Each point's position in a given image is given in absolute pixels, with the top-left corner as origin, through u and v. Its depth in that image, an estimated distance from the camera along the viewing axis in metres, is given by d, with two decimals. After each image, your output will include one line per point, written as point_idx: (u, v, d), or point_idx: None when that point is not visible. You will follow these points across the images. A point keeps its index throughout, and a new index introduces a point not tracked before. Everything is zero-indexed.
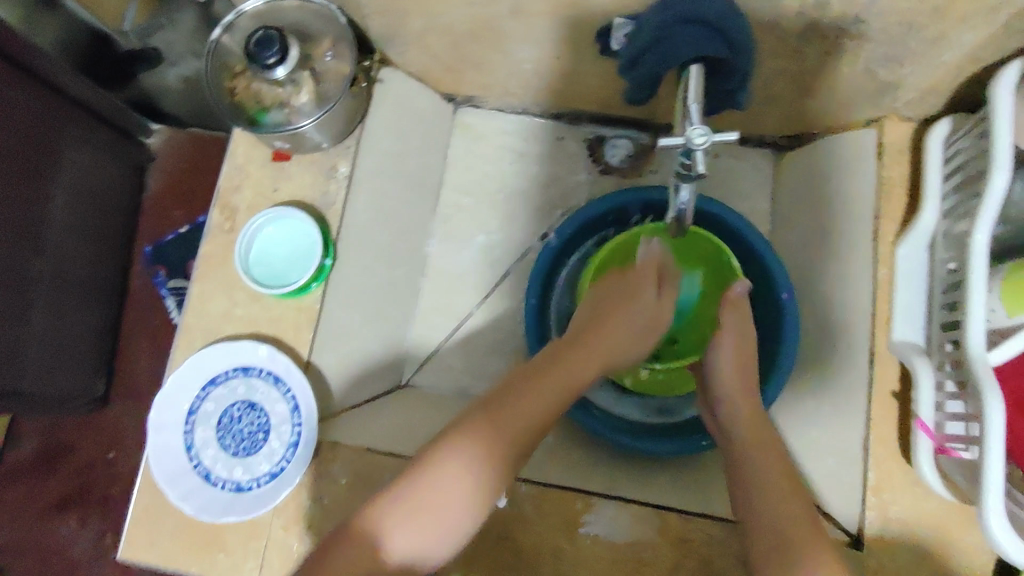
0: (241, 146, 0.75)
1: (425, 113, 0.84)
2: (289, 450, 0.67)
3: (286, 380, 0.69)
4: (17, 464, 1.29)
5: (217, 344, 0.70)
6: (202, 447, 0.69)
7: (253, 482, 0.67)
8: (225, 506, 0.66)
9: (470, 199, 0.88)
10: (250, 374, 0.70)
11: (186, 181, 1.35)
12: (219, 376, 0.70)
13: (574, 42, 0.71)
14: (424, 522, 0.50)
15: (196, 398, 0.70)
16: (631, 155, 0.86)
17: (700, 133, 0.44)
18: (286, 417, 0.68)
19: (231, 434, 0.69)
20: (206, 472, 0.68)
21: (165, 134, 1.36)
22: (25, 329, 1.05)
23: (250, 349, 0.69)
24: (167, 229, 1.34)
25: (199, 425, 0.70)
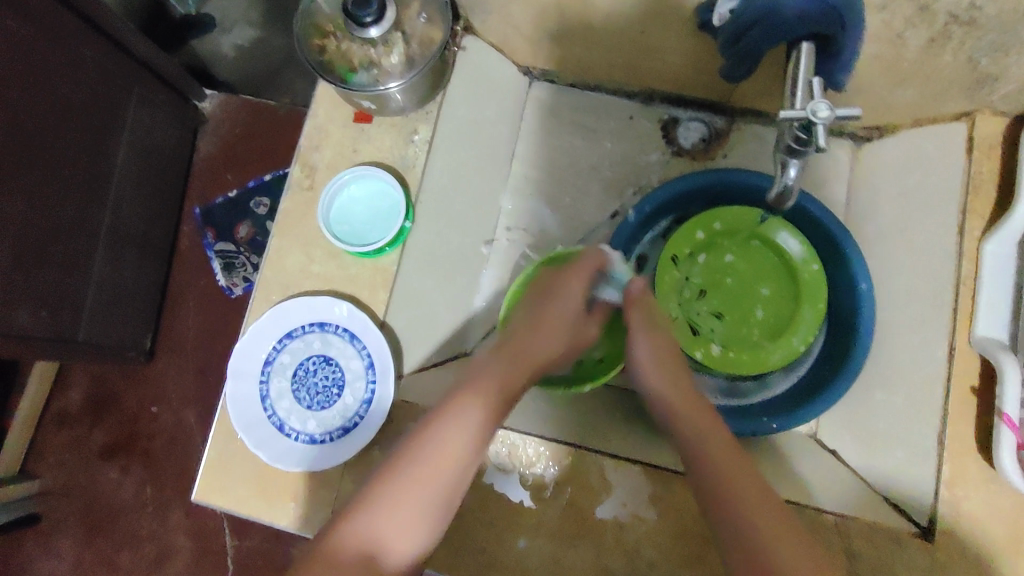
0: (323, 107, 0.76)
1: (502, 85, 0.83)
2: (363, 407, 0.69)
3: (362, 338, 0.70)
4: (64, 412, 1.33)
5: (296, 299, 0.71)
6: (277, 399, 0.71)
7: (326, 435, 0.69)
8: (299, 456, 0.68)
9: (541, 171, 0.88)
10: (326, 330, 0.71)
11: (240, 146, 1.35)
12: (295, 330, 0.72)
13: (664, 21, 0.68)
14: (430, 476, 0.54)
15: (272, 349, 0.72)
16: (705, 139, 0.85)
17: (824, 107, 0.48)
18: (361, 373, 0.70)
19: (305, 388, 0.71)
20: (280, 422, 0.70)
21: (219, 100, 1.36)
22: (82, 280, 1.07)
23: (328, 307, 0.71)
24: (219, 193, 1.35)
25: (274, 376, 0.71)
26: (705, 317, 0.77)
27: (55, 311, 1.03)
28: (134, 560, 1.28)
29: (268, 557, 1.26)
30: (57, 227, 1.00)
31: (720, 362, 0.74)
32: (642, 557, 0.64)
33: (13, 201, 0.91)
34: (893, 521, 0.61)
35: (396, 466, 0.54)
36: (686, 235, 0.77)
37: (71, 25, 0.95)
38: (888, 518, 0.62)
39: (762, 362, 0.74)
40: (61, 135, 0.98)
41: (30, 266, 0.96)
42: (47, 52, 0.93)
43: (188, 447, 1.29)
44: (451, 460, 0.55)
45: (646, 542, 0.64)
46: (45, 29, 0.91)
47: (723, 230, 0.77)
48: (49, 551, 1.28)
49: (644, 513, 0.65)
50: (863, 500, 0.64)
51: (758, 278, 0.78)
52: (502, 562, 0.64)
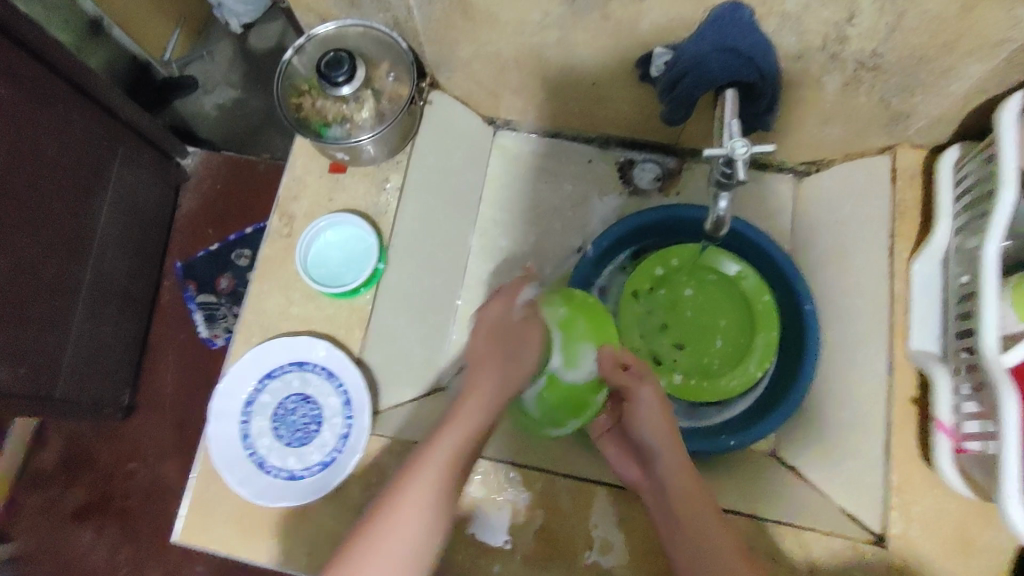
0: (300, 159, 0.81)
1: (467, 134, 0.89)
2: (342, 442, 0.72)
3: (339, 375, 0.74)
4: (41, 471, 1.32)
5: (275, 340, 0.75)
6: (258, 437, 0.73)
7: (305, 470, 0.72)
8: (279, 491, 0.71)
9: (510, 214, 0.94)
10: (305, 368, 0.75)
11: (219, 202, 1.39)
12: (275, 369, 0.75)
13: (612, 71, 0.75)
14: (387, 539, 0.57)
15: (252, 389, 0.75)
16: (659, 178, 0.92)
17: (741, 145, 0.54)
18: (338, 410, 0.73)
19: (285, 425, 0.74)
20: (260, 460, 0.72)
21: (200, 156, 1.40)
22: (63, 334, 1.09)
23: (307, 346, 0.75)
24: (200, 247, 1.38)
25: (255, 416, 0.74)
26: (667, 348, 0.81)
27: (37, 365, 1.05)
28: None
29: None
30: (40, 283, 1.03)
31: (678, 391, 0.79)
32: None
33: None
34: (846, 530, 0.65)
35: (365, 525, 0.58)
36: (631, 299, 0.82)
37: (57, 88, 1.01)
38: (842, 528, 0.66)
39: (719, 389, 0.79)
40: (47, 195, 1.02)
41: (12, 322, 0.99)
42: (36, 115, 0.98)
43: (167, 502, 1.30)
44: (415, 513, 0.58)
45: (614, 560, 0.67)
46: (31, 92, 0.96)
47: (678, 266, 0.83)
48: None
49: (611, 536, 0.68)
50: (818, 514, 0.68)
51: (715, 310, 0.83)
52: None
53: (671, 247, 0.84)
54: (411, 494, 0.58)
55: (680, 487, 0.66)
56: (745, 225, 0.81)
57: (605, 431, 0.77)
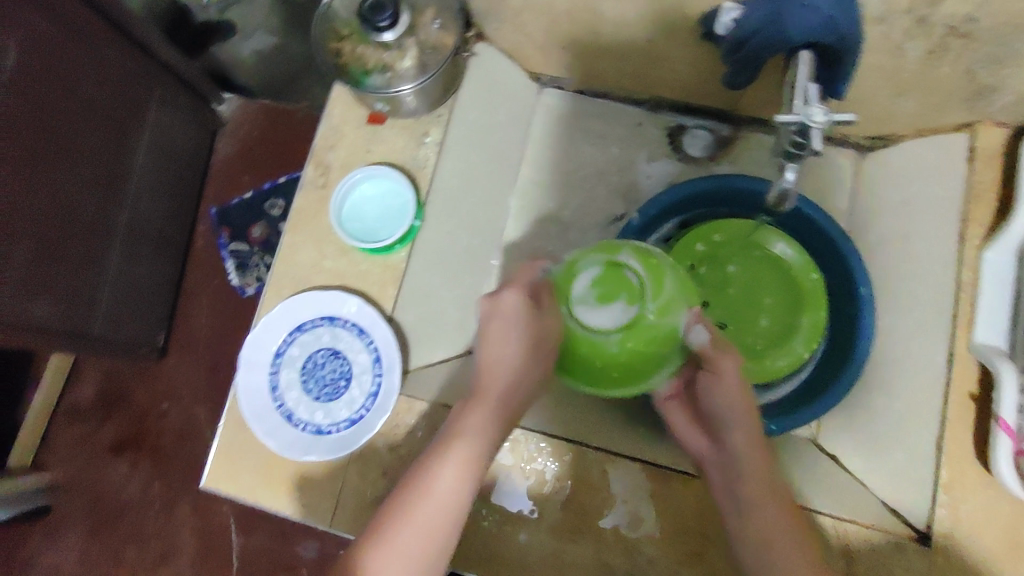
0: (337, 108, 0.78)
1: (511, 90, 0.85)
2: (371, 399, 0.71)
3: (370, 332, 0.72)
4: (77, 406, 1.35)
5: (305, 294, 0.73)
6: (286, 389, 0.73)
7: (333, 426, 0.71)
8: (306, 446, 0.70)
9: (551, 174, 0.90)
10: (336, 324, 0.73)
11: (255, 149, 1.40)
12: (305, 323, 0.74)
13: (673, 28, 0.70)
14: (431, 519, 0.57)
15: (283, 342, 0.74)
16: (711, 145, 0.87)
17: (818, 112, 0.50)
18: (368, 367, 0.72)
19: (314, 379, 0.73)
20: (289, 412, 0.72)
21: (237, 103, 1.40)
22: (99, 276, 1.10)
23: (339, 301, 0.73)
24: (236, 193, 1.38)
25: (284, 368, 0.73)
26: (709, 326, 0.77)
27: (72, 305, 1.05)
28: (139, 558, 1.29)
29: (271, 556, 1.27)
30: (75, 224, 1.03)
31: None
32: (641, 553, 0.65)
33: (33, 197, 0.94)
34: (888, 523, 0.62)
35: (404, 496, 0.58)
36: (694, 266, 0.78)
37: (98, 27, 0.99)
38: (886, 522, 0.63)
39: (767, 369, 0.75)
40: (82, 136, 1.01)
41: (48, 262, 0.99)
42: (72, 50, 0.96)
43: (196, 445, 1.31)
44: (452, 490, 0.58)
45: (643, 538, 0.65)
46: (70, 28, 0.94)
47: (724, 241, 0.79)
48: (57, 544, 1.31)
49: (643, 517, 0.66)
50: (859, 504, 0.65)
51: (761, 288, 0.79)
52: (505, 555, 0.66)
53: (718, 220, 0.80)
54: (453, 459, 0.59)
55: (754, 481, 0.59)
56: (807, 203, 0.75)
57: (671, 395, 0.67)
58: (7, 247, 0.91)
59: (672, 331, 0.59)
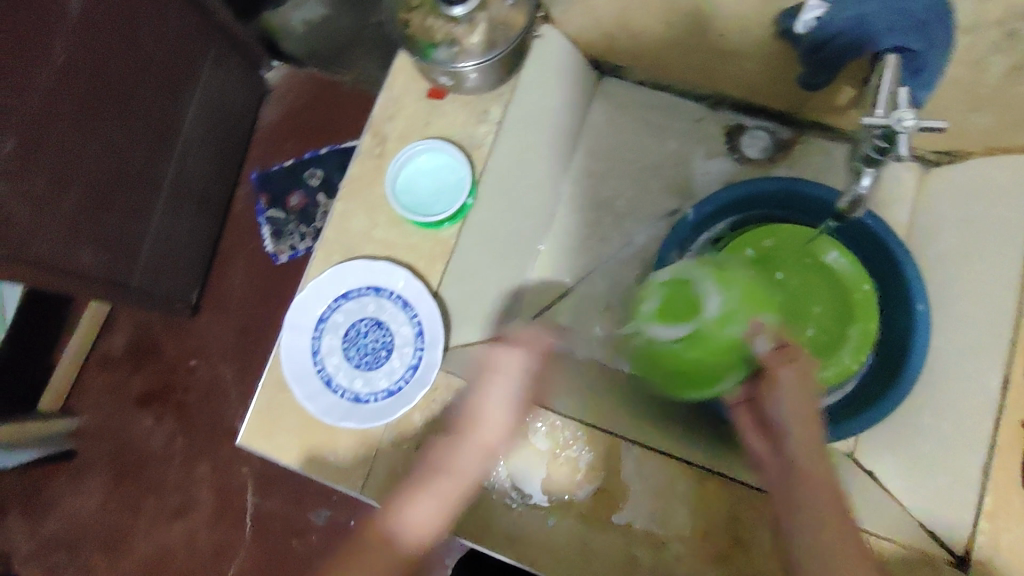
0: (400, 80, 0.78)
1: (573, 75, 0.85)
2: (410, 373, 0.71)
3: (414, 306, 0.72)
4: (109, 354, 1.38)
5: (355, 262, 0.73)
6: (327, 355, 0.73)
7: (372, 395, 0.71)
8: (344, 412, 0.70)
9: (604, 163, 0.89)
10: (381, 295, 0.73)
11: (300, 117, 1.40)
12: (352, 291, 0.73)
13: (749, 22, 0.69)
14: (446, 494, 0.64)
15: (327, 307, 0.74)
16: (768, 148, 0.86)
17: (908, 117, 0.50)
18: (410, 340, 0.72)
19: (355, 347, 0.73)
20: (328, 377, 0.72)
21: (286, 71, 1.41)
22: (142, 228, 1.11)
23: (386, 271, 0.73)
24: (276, 160, 1.39)
25: (327, 333, 0.73)
26: None
27: (115, 255, 1.06)
28: (157, 509, 1.31)
29: (285, 519, 1.27)
30: (125, 175, 1.04)
31: None
32: (670, 551, 0.64)
33: (86, 145, 0.95)
34: (925, 543, 0.61)
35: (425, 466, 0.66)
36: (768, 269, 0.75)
37: None
38: (920, 540, 0.60)
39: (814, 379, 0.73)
40: (136, 89, 1.01)
41: (97, 210, 1.00)
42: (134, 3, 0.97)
43: (220, 404, 1.33)
44: (471, 468, 0.66)
45: (672, 535, 0.64)
46: None
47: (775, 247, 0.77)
48: (79, 488, 1.34)
49: (676, 516, 0.65)
50: (895, 522, 0.63)
51: (812, 295, 0.76)
52: (532, 537, 0.66)
53: (770, 225, 0.78)
54: (475, 440, 0.66)
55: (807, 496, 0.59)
56: (875, 218, 0.75)
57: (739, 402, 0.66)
58: (57, 193, 0.92)
59: (734, 342, 0.59)
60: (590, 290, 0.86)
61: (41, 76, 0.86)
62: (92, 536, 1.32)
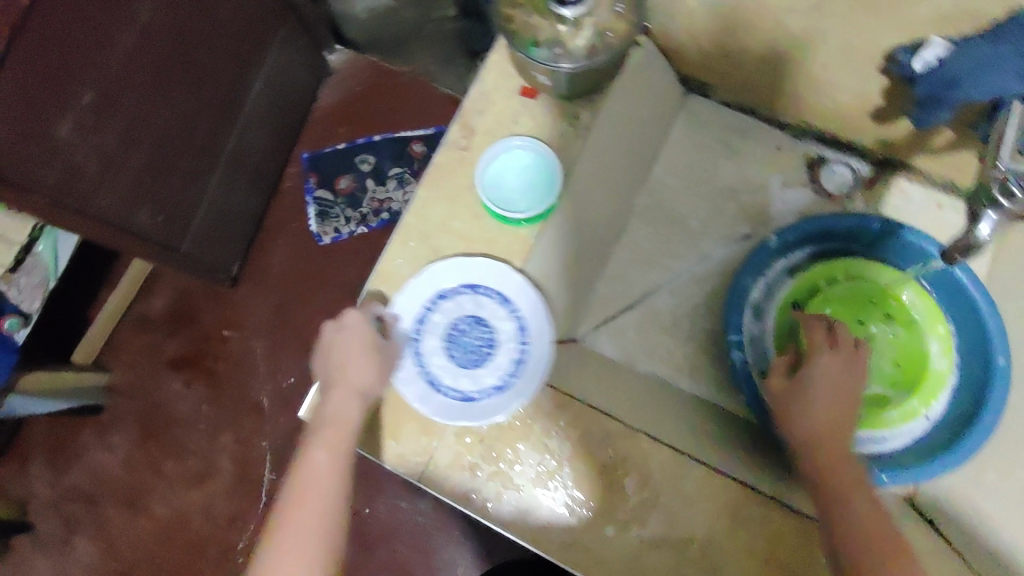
0: (492, 74, 0.78)
1: (661, 89, 0.85)
2: (517, 368, 0.72)
3: (516, 301, 0.73)
4: (145, 316, 1.38)
5: (453, 260, 0.73)
6: (429, 355, 0.72)
7: (480, 393, 0.71)
8: (456, 411, 0.70)
9: (679, 180, 0.89)
10: (479, 292, 0.74)
11: (358, 103, 1.41)
12: (448, 290, 0.74)
13: (858, 55, 0.69)
14: (299, 516, 0.61)
15: (424, 308, 0.73)
16: (850, 184, 0.85)
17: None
18: (513, 335, 0.73)
19: (457, 345, 0.73)
20: (432, 377, 0.72)
21: (347, 56, 1.42)
22: (198, 194, 1.12)
23: (485, 269, 0.73)
24: (328, 142, 1.40)
25: (426, 334, 0.73)
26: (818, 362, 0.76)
27: (170, 219, 1.07)
28: (176, 473, 1.32)
29: None
30: (187, 142, 1.05)
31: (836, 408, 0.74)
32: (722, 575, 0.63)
33: (155, 107, 0.96)
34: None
35: (291, 494, 0.63)
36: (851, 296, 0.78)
37: None
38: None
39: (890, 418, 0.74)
40: (207, 57, 1.02)
41: (158, 172, 1.01)
42: None
43: (249, 376, 1.33)
44: (317, 478, 0.63)
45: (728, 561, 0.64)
46: None
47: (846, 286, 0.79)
48: (102, 444, 1.34)
49: (727, 541, 0.64)
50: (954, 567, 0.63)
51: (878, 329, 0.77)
52: (588, 544, 0.65)
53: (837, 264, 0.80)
54: (321, 450, 0.64)
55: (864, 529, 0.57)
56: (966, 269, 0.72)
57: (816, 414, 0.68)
58: (126, 151, 0.93)
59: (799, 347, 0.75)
60: (654, 305, 0.86)
61: (129, 35, 0.86)
62: (110, 493, 1.32)
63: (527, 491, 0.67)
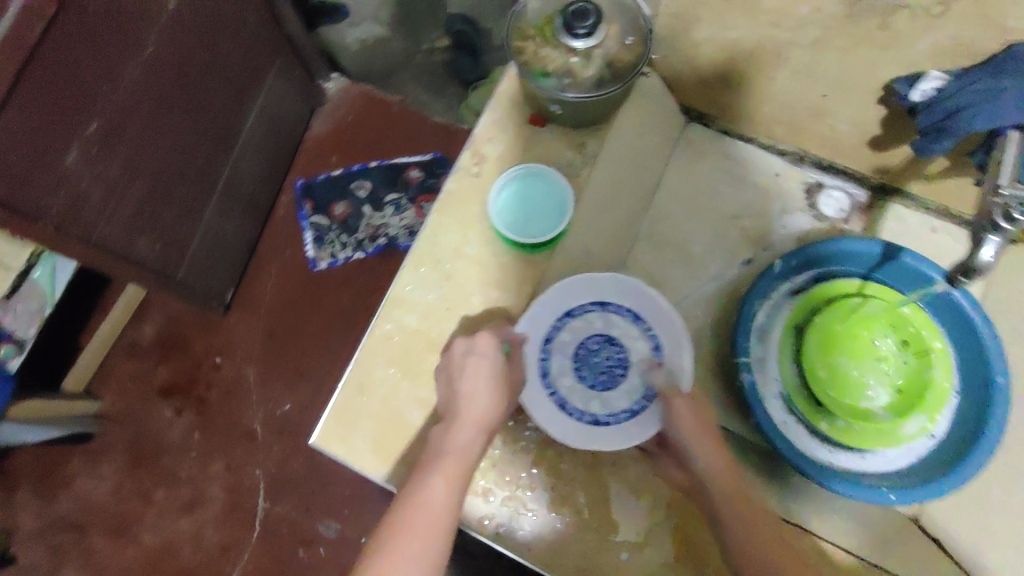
0: (502, 103, 0.80)
1: (664, 118, 0.87)
2: (650, 390, 0.73)
3: (649, 320, 0.75)
4: (135, 343, 1.37)
5: (585, 279, 0.74)
6: (559, 376, 0.73)
7: (612, 417, 0.72)
8: (587, 435, 0.70)
9: (681, 206, 0.91)
10: (610, 310, 0.75)
11: (350, 131, 1.42)
12: (577, 309, 0.75)
13: (855, 87, 0.72)
14: (412, 540, 0.59)
15: (553, 326, 0.74)
16: (846, 209, 0.88)
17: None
18: (646, 355, 0.75)
19: (587, 366, 0.74)
20: (562, 399, 0.72)
21: (341, 84, 1.43)
22: (194, 221, 1.12)
23: (615, 287, 0.75)
24: (322, 169, 1.41)
25: (555, 353, 0.74)
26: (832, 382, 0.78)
27: (167, 247, 1.07)
28: (167, 502, 1.29)
29: (296, 527, 1.25)
30: (185, 171, 1.05)
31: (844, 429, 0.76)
32: None
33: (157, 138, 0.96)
34: None
35: (402, 518, 0.60)
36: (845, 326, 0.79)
37: None
38: None
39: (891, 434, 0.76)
40: (207, 87, 1.03)
41: (157, 200, 1.01)
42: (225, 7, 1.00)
43: (243, 403, 1.32)
44: (433, 505, 0.60)
45: None
46: None
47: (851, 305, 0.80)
48: (91, 472, 1.32)
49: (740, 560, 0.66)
50: None
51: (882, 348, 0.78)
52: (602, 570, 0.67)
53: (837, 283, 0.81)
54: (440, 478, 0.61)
55: None
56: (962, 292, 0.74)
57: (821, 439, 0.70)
58: (127, 179, 0.93)
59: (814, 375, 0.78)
60: None
61: (133, 67, 0.87)
62: (99, 523, 1.29)
63: (537, 512, 0.68)
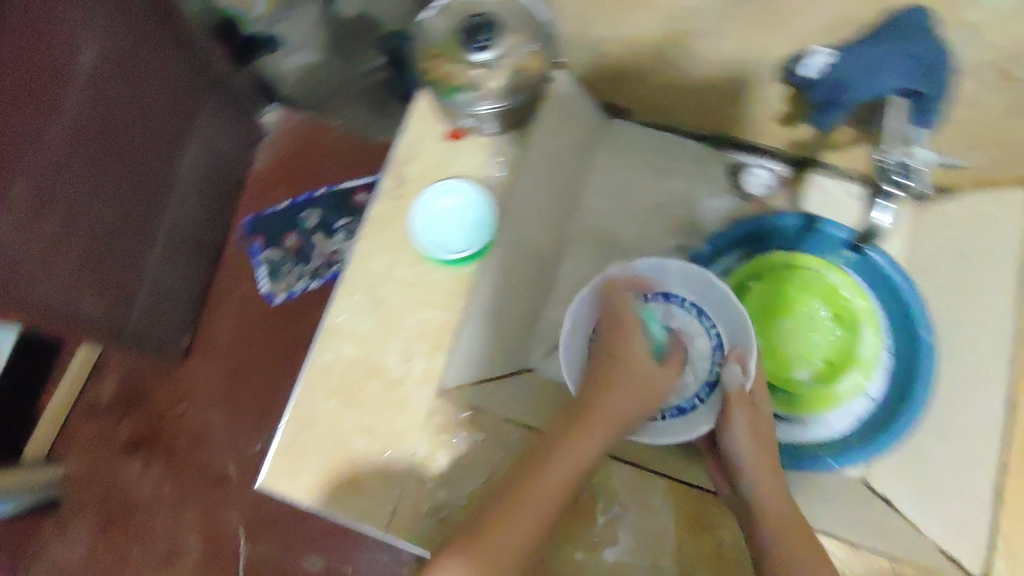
0: (417, 123, 0.80)
1: (582, 118, 0.88)
2: (705, 390, 0.71)
3: (712, 313, 0.73)
4: (94, 403, 1.35)
5: (648, 264, 0.74)
6: None
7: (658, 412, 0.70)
8: None
9: (611, 202, 0.92)
10: (672, 302, 0.75)
11: (292, 162, 1.42)
12: (636, 297, 0.75)
13: (754, 68, 0.74)
14: (515, 524, 0.56)
15: None
16: (771, 185, 0.88)
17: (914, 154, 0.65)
18: (707, 352, 0.73)
19: None
20: None
21: (280, 115, 1.43)
22: (138, 273, 1.10)
23: (682, 276, 0.74)
24: (270, 203, 1.40)
25: None
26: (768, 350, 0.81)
27: (113, 301, 1.05)
28: (143, 559, 1.27)
29: (277, 567, 1.23)
30: (124, 223, 1.04)
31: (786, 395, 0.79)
32: None
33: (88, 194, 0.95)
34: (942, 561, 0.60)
35: (508, 501, 0.57)
36: (778, 297, 0.83)
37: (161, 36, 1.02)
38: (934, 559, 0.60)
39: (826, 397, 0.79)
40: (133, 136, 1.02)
41: (97, 256, 0.99)
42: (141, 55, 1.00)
43: (211, 448, 1.30)
44: (549, 493, 0.57)
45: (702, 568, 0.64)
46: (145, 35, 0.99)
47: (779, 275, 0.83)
48: (63, 539, 1.29)
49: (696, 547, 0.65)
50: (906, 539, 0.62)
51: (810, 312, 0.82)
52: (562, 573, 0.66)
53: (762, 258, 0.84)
54: (562, 464, 0.58)
55: None
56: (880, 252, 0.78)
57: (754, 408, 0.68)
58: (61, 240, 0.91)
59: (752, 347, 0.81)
60: None
61: (50, 126, 0.86)
62: None
63: None
